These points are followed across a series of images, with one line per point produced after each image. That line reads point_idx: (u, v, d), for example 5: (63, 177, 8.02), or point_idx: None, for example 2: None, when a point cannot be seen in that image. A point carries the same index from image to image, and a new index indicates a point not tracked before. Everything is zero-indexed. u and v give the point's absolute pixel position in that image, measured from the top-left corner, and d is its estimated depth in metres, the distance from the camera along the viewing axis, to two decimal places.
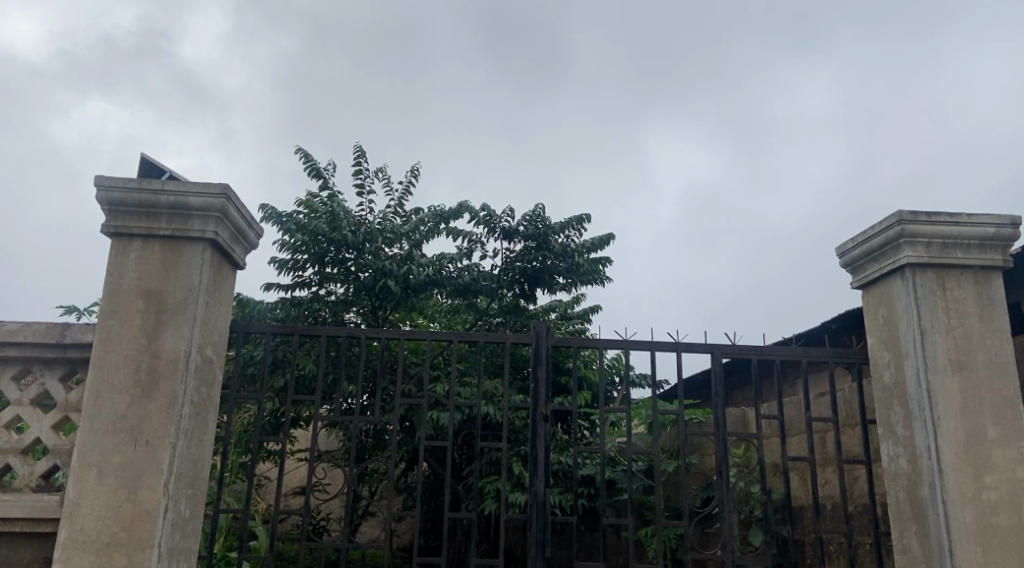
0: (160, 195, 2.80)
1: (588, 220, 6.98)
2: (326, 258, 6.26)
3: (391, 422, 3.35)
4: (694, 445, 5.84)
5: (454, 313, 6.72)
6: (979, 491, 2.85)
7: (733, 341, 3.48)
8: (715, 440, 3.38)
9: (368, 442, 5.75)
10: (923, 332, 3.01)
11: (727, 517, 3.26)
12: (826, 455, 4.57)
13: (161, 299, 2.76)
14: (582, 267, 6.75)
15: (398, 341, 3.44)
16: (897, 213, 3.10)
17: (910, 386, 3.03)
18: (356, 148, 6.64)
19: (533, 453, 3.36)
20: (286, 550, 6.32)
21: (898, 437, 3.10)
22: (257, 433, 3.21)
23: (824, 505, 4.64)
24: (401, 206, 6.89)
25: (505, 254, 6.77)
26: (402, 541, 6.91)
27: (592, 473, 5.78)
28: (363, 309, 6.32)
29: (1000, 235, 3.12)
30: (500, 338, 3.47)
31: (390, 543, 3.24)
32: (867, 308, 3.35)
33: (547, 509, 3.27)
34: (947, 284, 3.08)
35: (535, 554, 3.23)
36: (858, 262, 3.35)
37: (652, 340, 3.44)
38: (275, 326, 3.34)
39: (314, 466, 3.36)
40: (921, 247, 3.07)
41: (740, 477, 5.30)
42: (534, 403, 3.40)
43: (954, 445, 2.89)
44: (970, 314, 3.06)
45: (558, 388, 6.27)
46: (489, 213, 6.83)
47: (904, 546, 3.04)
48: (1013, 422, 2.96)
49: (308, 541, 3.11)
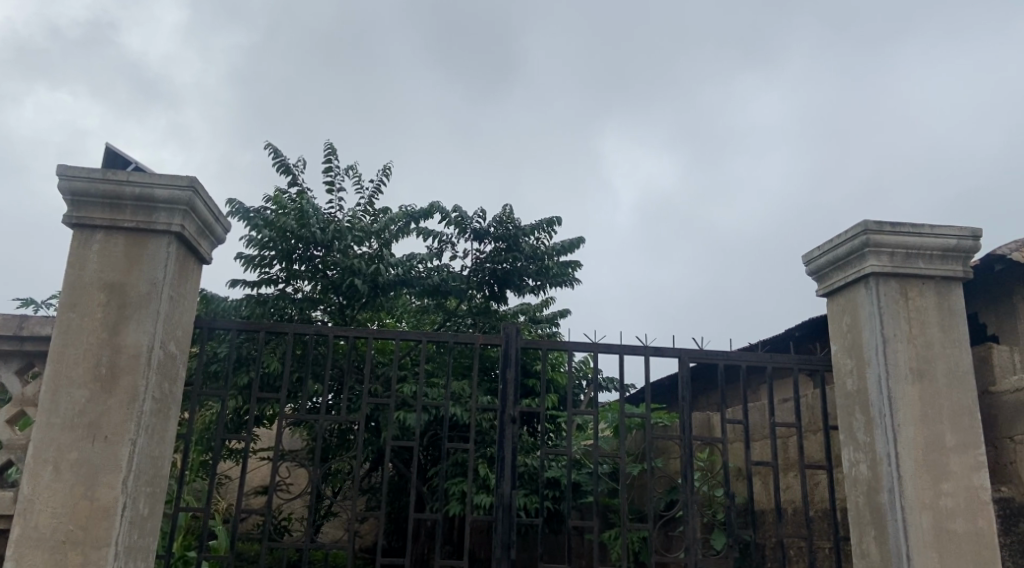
0: (125, 186, 2.74)
1: (559, 223, 7.00)
2: (293, 255, 6.21)
3: (357, 422, 3.23)
4: (659, 448, 5.87)
5: (423, 314, 6.68)
6: (936, 497, 2.92)
7: (700, 346, 3.51)
8: (681, 444, 3.38)
9: (333, 441, 5.71)
10: (886, 340, 3.07)
11: (691, 520, 3.28)
12: (789, 460, 4.62)
13: (123, 292, 2.70)
14: (551, 270, 6.76)
15: (366, 341, 3.39)
16: (862, 223, 3.16)
17: (872, 392, 3.09)
18: (328, 145, 6.57)
19: (499, 455, 3.35)
20: (247, 550, 6.25)
21: (859, 444, 3.16)
22: (221, 431, 3.08)
23: (786, 510, 4.70)
24: (372, 204, 6.84)
25: (475, 256, 6.77)
26: (365, 541, 6.88)
27: (558, 476, 5.82)
28: (330, 308, 6.26)
29: (961, 247, 3.20)
30: (471, 339, 3.44)
31: (354, 544, 3.12)
32: (832, 317, 3.41)
33: (513, 511, 3.25)
34: (910, 293, 3.15)
35: (499, 556, 3.22)
36: (824, 270, 3.41)
37: (622, 344, 3.45)
38: (241, 322, 3.26)
39: (278, 465, 3.20)
40: (885, 257, 3.13)
41: (704, 481, 5.35)
42: (502, 405, 3.39)
43: (912, 450, 2.95)
44: (930, 323, 3.13)
45: (526, 390, 6.33)
46: (460, 214, 6.82)
47: (863, 551, 3.09)
48: (970, 431, 3.03)
49: (270, 541, 2.97)
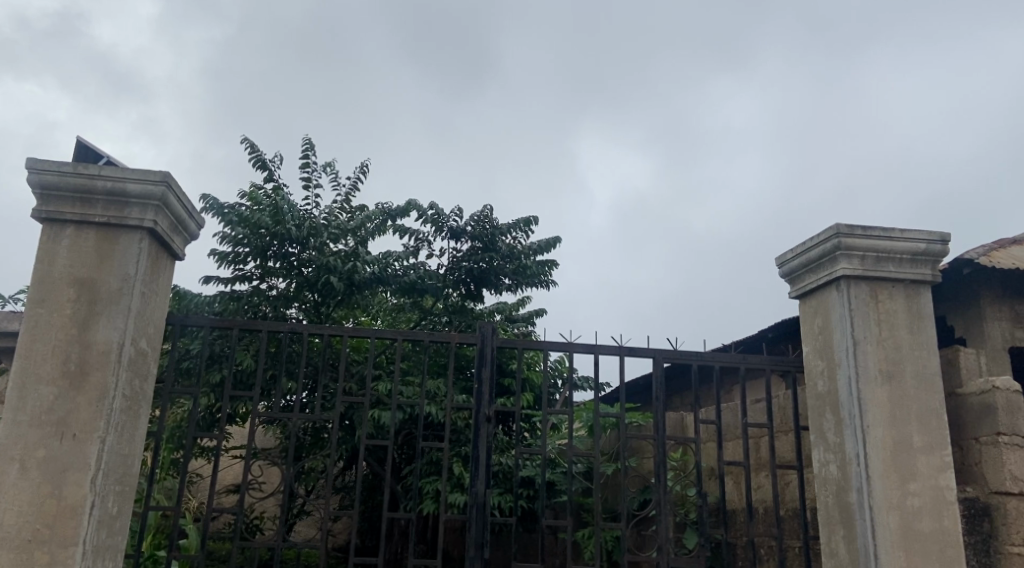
0: (96, 180, 2.70)
1: (536, 223, 7.02)
2: (268, 251, 6.16)
3: (332, 420, 3.21)
4: (633, 448, 5.91)
5: (399, 312, 6.70)
6: (903, 497, 2.97)
7: (675, 347, 3.55)
8: (654, 444, 3.41)
9: (306, 440, 5.68)
10: (856, 342, 3.12)
11: (664, 519, 3.31)
12: (760, 459, 4.68)
13: (93, 288, 2.66)
14: (528, 269, 6.77)
15: (341, 339, 3.37)
16: (835, 226, 3.21)
17: (842, 393, 3.14)
18: (305, 141, 6.52)
19: (474, 454, 3.35)
20: (218, 549, 6.19)
21: (829, 444, 3.21)
22: (193, 429, 3.04)
23: (756, 509, 4.75)
24: (348, 201, 6.80)
25: (452, 254, 6.77)
26: (338, 540, 6.84)
27: (532, 475, 5.84)
28: (305, 306, 6.21)
29: (930, 251, 3.26)
30: (446, 337, 3.43)
31: (327, 543, 3.10)
32: (804, 318, 3.46)
33: (487, 510, 3.26)
34: (879, 296, 3.21)
35: (473, 555, 3.22)
36: (796, 272, 3.46)
37: (597, 344, 3.47)
38: (215, 319, 3.23)
39: (250, 464, 3.17)
40: (856, 260, 3.18)
41: (677, 481, 5.40)
42: (478, 404, 3.39)
43: (881, 451, 3.01)
44: (900, 325, 3.19)
45: (502, 389, 6.34)
46: (437, 212, 6.80)
47: (832, 550, 3.14)
48: (936, 432, 3.09)
49: (241, 540, 2.94)
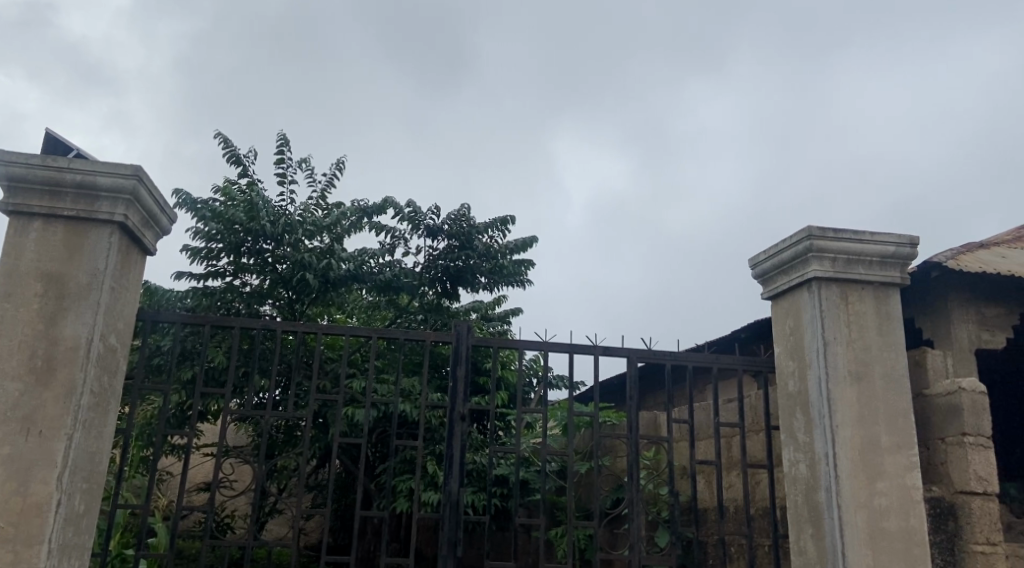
0: (65, 172, 2.66)
1: (513, 222, 7.03)
2: (242, 247, 6.10)
3: (305, 418, 3.17)
4: (607, 447, 5.94)
5: (375, 309, 6.67)
6: (871, 496, 3.03)
7: (650, 347, 3.57)
8: (628, 443, 3.43)
9: (279, 438, 5.63)
10: (827, 343, 3.17)
11: (636, 518, 3.33)
12: (731, 459, 4.73)
13: (62, 283, 2.62)
14: (505, 268, 6.77)
15: (316, 336, 3.35)
16: (807, 229, 3.25)
17: (812, 393, 3.18)
18: (280, 136, 6.46)
19: (448, 453, 3.35)
20: (188, 548, 6.12)
21: (799, 443, 3.26)
22: (163, 426, 2.99)
23: (728, 508, 4.80)
24: (324, 198, 6.76)
25: (428, 252, 6.76)
26: (310, 539, 6.80)
27: (506, 474, 5.85)
28: (280, 303, 6.16)
29: (899, 254, 3.32)
30: (422, 335, 3.42)
31: (299, 542, 3.08)
32: (776, 319, 3.50)
33: (461, 509, 3.26)
34: (849, 298, 3.26)
35: (446, 554, 3.22)
36: (769, 274, 3.51)
37: (572, 344, 3.49)
38: (187, 315, 3.19)
39: (222, 461, 3.14)
40: (827, 261, 3.23)
41: (650, 480, 5.44)
42: (452, 402, 3.39)
43: (849, 450, 3.06)
44: (868, 327, 3.25)
45: (477, 387, 6.34)
46: (414, 210, 6.79)
47: (801, 548, 3.19)
48: (903, 432, 3.15)
49: (212, 539, 2.90)
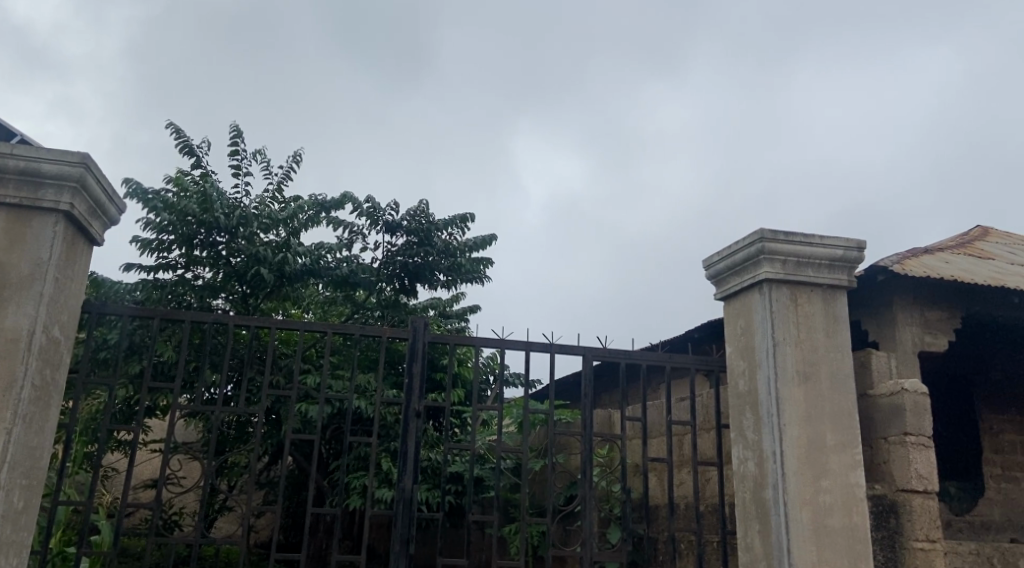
0: (8, 158, 2.58)
1: (472, 219, 7.02)
2: (194, 240, 5.98)
3: (256, 415, 3.05)
4: (561, 444, 5.98)
5: (332, 305, 6.67)
6: (815, 493, 3.11)
7: (605, 345, 3.61)
8: (581, 440, 3.46)
9: (230, 434, 5.54)
10: (776, 344, 3.24)
11: (589, 515, 3.36)
12: (683, 456, 4.80)
13: (3, 273, 2.55)
14: (463, 266, 6.76)
15: (269, 331, 3.30)
16: (759, 231, 3.32)
17: (761, 392, 3.25)
18: (233, 127, 6.35)
19: (402, 450, 3.33)
20: (133, 546, 5.98)
21: (748, 442, 3.33)
22: (108, 420, 2.91)
23: (678, 504, 4.88)
24: (280, 191, 6.66)
25: (386, 248, 6.71)
26: (261, 536, 6.71)
27: (461, 471, 5.85)
28: (233, 296, 6.05)
29: (847, 258, 3.41)
30: (378, 331, 3.39)
31: (248, 539, 3.03)
32: (727, 319, 3.57)
33: (414, 506, 3.24)
34: (799, 300, 3.34)
35: (398, 551, 3.20)
36: (722, 275, 3.57)
37: (528, 341, 3.50)
38: (135, 308, 3.11)
39: (169, 458, 3.07)
40: (778, 264, 3.31)
41: (603, 477, 5.49)
42: (408, 399, 3.37)
43: (795, 448, 3.13)
44: (816, 328, 3.33)
45: (433, 384, 6.33)
46: (373, 205, 6.73)
47: (748, 544, 3.26)
48: (847, 431, 3.24)
49: (156, 537, 2.81)
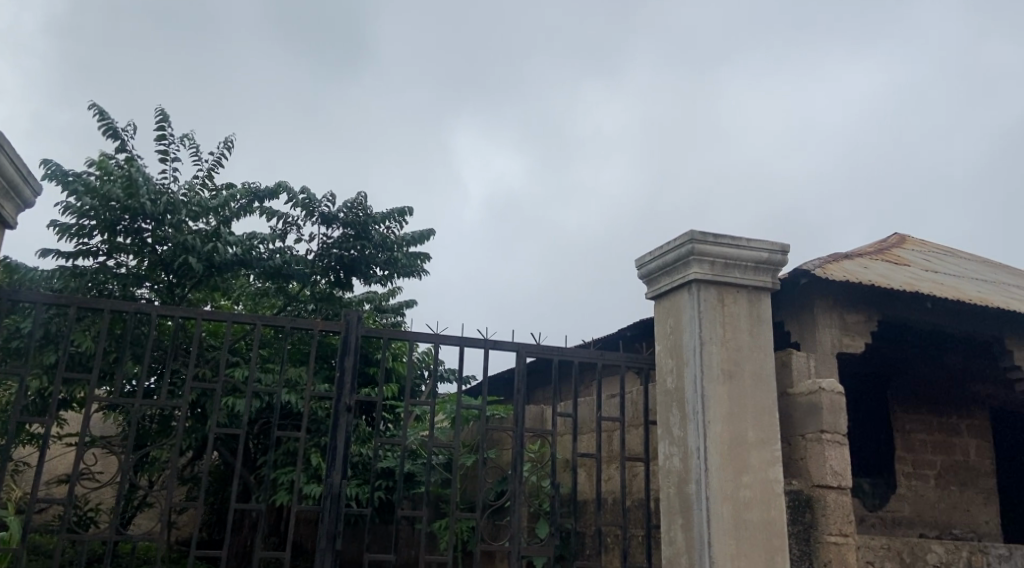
0: None
1: (410, 213, 6.96)
2: (117, 227, 5.75)
3: (180, 409, 2.99)
4: (493, 440, 6.00)
5: (263, 298, 6.48)
6: (736, 488, 3.20)
7: (538, 341, 3.63)
8: (513, 436, 3.47)
9: (151, 428, 5.36)
10: (702, 343, 3.32)
11: (517, 509, 3.38)
12: (611, 452, 4.88)
13: None
14: (400, 260, 6.70)
15: (195, 322, 3.20)
16: (689, 233, 3.40)
17: (688, 390, 3.33)
18: (158, 111, 6.13)
19: (331, 445, 3.28)
20: (44, 544, 5.73)
21: (674, 438, 3.40)
22: (16, 413, 2.78)
23: (605, 499, 4.96)
24: (211, 178, 6.46)
25: (321, 240, 6.60)
26: (182, 533, 6.52)
27: (392, 466, 5.81)
28: (159, 286, 5.86)
29: (772, 260, 3.52)
30: (309, 324, 3.33)
31: (166, 535, 2.97)
32: (657, 318, 3.64)
33: (342, 501, 3.20)
34: (725, 300, 3.42)
35: (324, 546, 3.15)
36: (653, 274, 3.64)
37: (462, 337, 3.49)
38: (50, 296, 2.98)
39: (83, 452, 2.95)
40: (707, 265, 3.39)
41: (534, 472, 5.53)
42: (338, 394, 3.31)
43: (718, 444, 3.22)
44: (741, 328, 3.42)
45: (366, 379, 6.25)
46: (308, 196, 6.61)
47: (671, 538, 3.33)
48: (767, 429, 3.35)
49: (69, 533, 2.72)
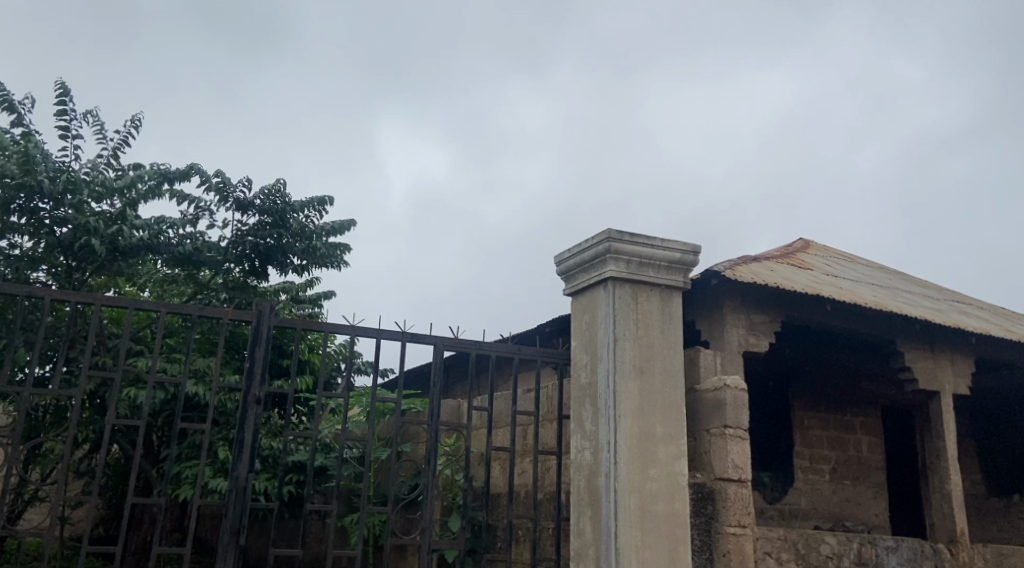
0: None
1: (330, 203, 6.83)
2: (11, 205, 5.36)
3: (74, 399, 2.86)
4: (409, 433, 5.95)
5: (172, 284, 6.35)
6: (644, 481, 3.28)
7: (455, 335, 3.62)
8: (428, 429, 3.45)
9: (44, 419, 5.07)
10: (616, 339, 3.38)
11: (428, 503, 3.37)
12: (525, 446, 4.92)
13: None
14: (318, 250, 6.56)
15: (94, 308, 3.04)
16: (606, 231, 3.46)
17: (601, 385, 3.39)
18: (59, 84, 5.79)
19: (238, 437, 3.18)
20: None
21: (586, 432, 3.46)
22: None
23: (518, 492, 5.00)
24: (117, 157, 6.16)
25: (236, 227, 6.39)
26: (76, 529, 6.21)
27: (303, 460, 5.69)
28: (56, 269, 5.54)
29: (684, 260, 3.62)
30: (218, 313, 3.21)
31: (55, 531, 2.86)
32: (574, 314, 3.69)
33: (248, 495, 3.11)
34: (639, 298, 3.50)
35: (228, 541, 3.06)
36: (571, 270, 3.68)
37: (378, 329, 3.44)
38: None
39: None
40: (622, 263, 3.46)
41: (448, 466, 5.52)
42: (247, 385, 3.21)
43: (628, 438, 3.29)
44: (654, 326, 3.51)
45: (278, 370, 6.10)
46: (223, 181, 6.39)
47: (580, 530, 3.39)
48: (675, 423, 3.44)
49: None
